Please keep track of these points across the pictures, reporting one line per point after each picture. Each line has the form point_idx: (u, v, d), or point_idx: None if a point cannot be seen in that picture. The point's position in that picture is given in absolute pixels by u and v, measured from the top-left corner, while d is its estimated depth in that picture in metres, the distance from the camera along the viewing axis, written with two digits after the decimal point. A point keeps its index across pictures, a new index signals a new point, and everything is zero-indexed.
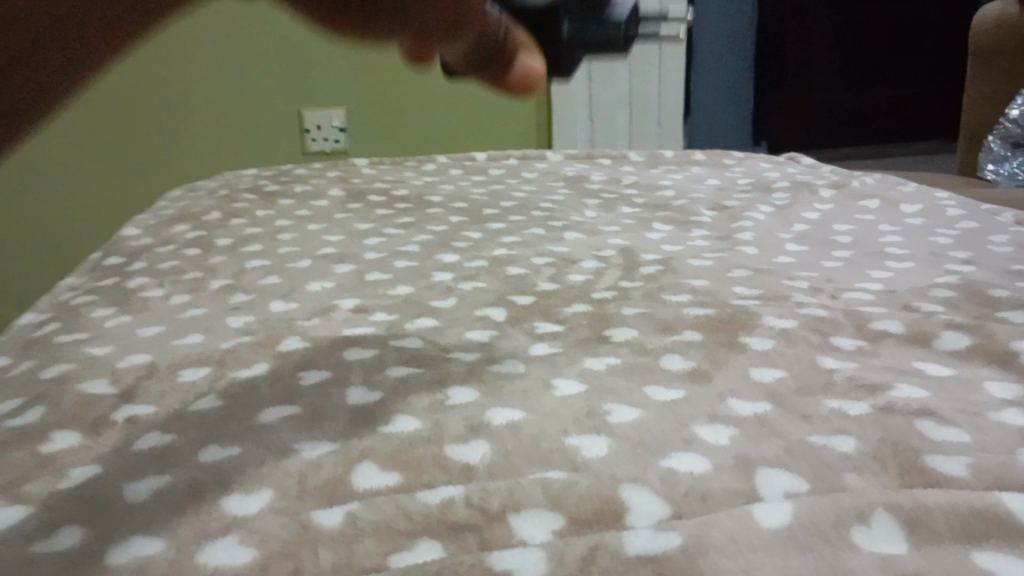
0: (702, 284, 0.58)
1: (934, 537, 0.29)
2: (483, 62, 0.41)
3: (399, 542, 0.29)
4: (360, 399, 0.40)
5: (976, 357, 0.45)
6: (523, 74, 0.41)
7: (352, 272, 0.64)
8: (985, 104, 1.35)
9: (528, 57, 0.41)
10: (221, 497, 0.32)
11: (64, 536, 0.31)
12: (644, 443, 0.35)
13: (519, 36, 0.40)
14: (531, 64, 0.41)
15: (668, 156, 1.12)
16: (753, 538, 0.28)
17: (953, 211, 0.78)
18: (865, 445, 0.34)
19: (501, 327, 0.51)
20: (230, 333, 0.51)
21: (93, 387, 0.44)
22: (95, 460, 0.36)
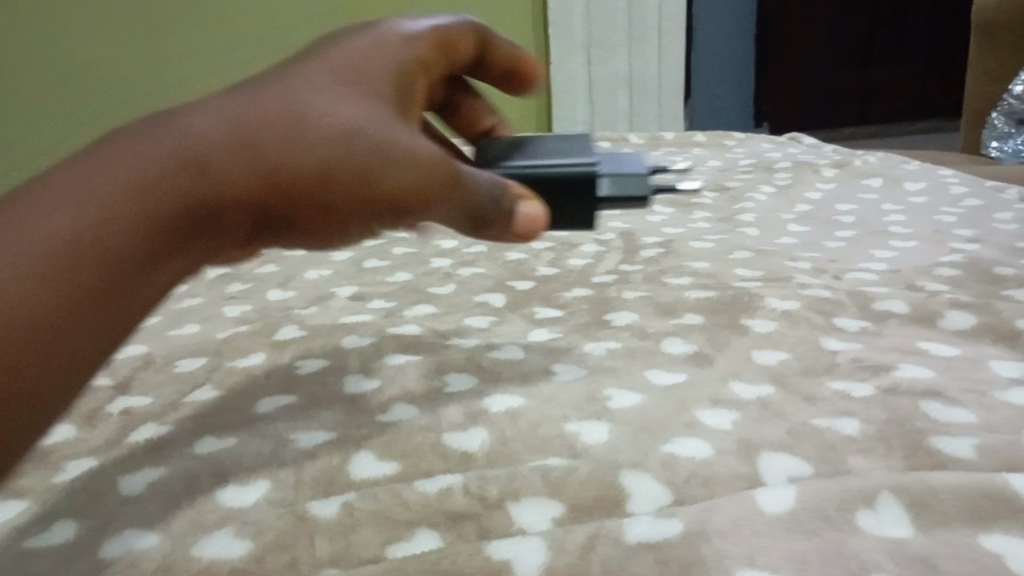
0: (704, 266, 0.57)
1: (941, 520, 0.28)
2: (484, 224, 0.37)
3: (397, 532, 0.29)
4: (357, 387, 0.40)
5: (982, 336, 0.44)
6: (528, 224, 0.37)
7: (349, 260, 0.63)
8: (987, 81, 1.34)
9: (526, 206, 0.37)
10: (217, 489, 0.32)
11: (58, 532, 0.30)
12: (645, 428, 0.34)
13: (508, 192, 0.37)
14: (532, 212, 0.37)
15: (668, 138, 1.11)
16: (757, 523, 0.28)
17: (957, 188, 0.77)
18: (869, 426, 0.34)
19: (500, 313, 0.50)
20: (227, 322, 0.51)
21: (88, 379, 0.44)
22: (91, 453, 0.36)
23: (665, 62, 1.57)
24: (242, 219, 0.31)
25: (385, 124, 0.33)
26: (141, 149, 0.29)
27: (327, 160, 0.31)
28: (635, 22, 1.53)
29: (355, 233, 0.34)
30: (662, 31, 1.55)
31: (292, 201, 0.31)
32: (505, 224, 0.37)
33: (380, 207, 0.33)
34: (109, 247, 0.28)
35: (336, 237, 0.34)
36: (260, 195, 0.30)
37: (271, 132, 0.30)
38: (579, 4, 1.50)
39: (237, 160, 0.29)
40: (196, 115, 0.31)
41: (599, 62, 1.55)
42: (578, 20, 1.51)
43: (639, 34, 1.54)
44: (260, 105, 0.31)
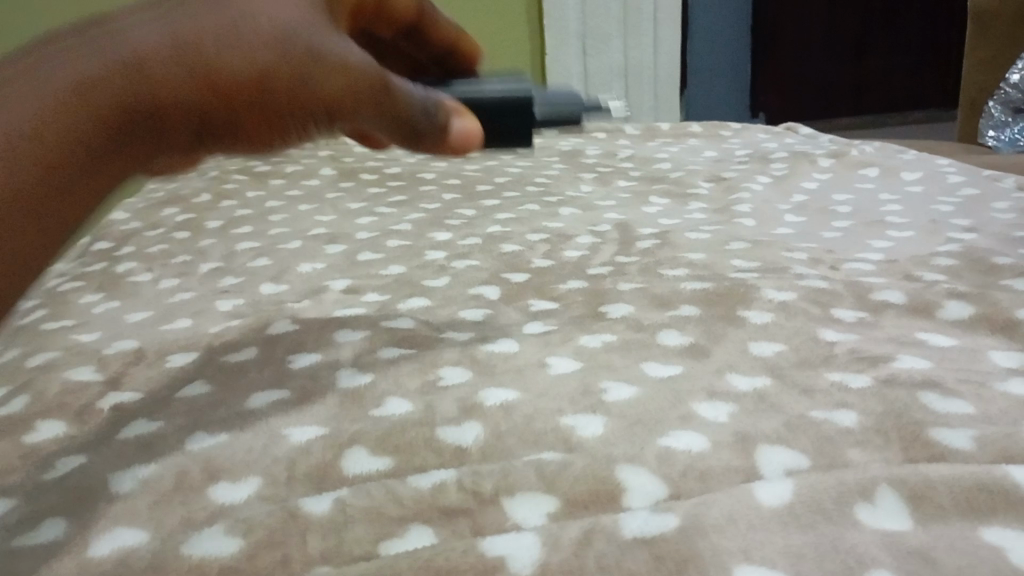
0: (700, 257, 0.57)
1: (939, 513, 0.28)
2: (419, 136, 0.40)
3: (390, 529, 0.28)
4: (350, 381, 0.39)
5: (979, 326, 0.44)
6: (463, 137, 0.40)
7: (343, 253, 0.63)
8: (983, 69, 1.33)
9: (460, 120, 0.40)
10: (207, 486, 0.31)
11: (47, 530, 0.30)
12: (640, 421, 0.34)
13: (444, 105, 0.40)
14: (465, 125, 0.40)
15: (664, 128, 1.11)
16: (754, 517, 0.28)
17: (954, 178, 0.77)
18: (867, 419, 0.34)
19: (495, 305, 0.50)
20: (219, 316, 0.51)
21: (79, 374, 0.43)
22: (81, 449, 0.36)
23: (661, 50, 1.56)
24: (185, 125, 0.32)
25: (321, 31, 0.34)
26: (97, 42, 0.30)
27: (264, 66, 0.32)
28: (630, 12, 1.52)
29: (303, 135, 0.36)
30: (658, 20, 1.53)
31: (234, 108, 0.32)
32: (439, 136, 0.40)
33: (323, 113, 0.35)
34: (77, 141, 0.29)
35: (281, 141, 0.36)
36: (199, 100, 0.31)
37: (204, 36, 0.31)
38: None
39: (180, 65, 0.31)
40: (142, 16, 0.31)
41: (594, 53, 1.54)
42: (572, 11, 1.51)
43: (634, 24, 1.53)
44: (200, 9, 0.32)
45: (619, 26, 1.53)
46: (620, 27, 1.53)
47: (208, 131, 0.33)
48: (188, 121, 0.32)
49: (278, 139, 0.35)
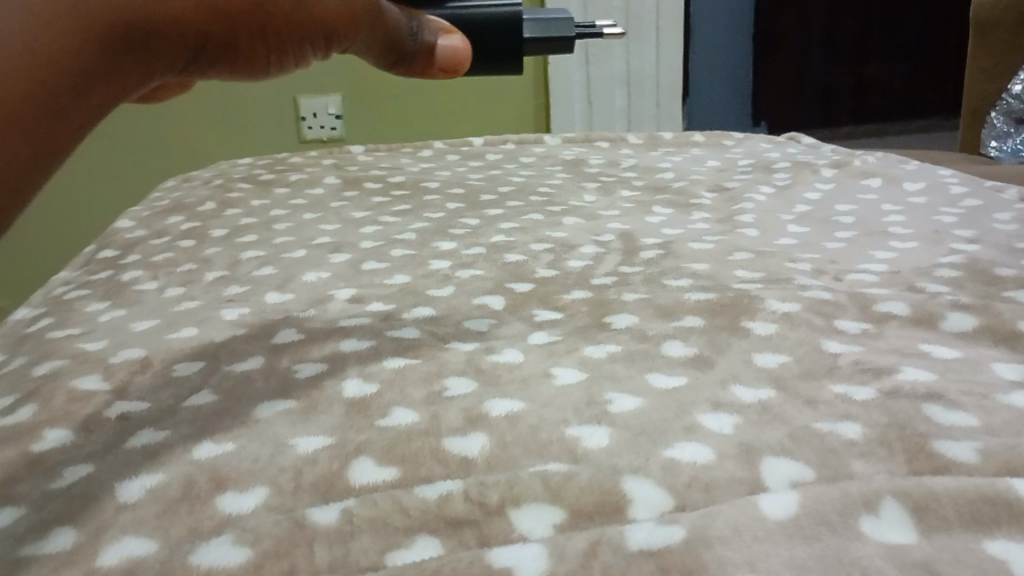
0: (703, 267, 0.57)
1: (943, 525, 0.28)
2: (404, 58, 0.41)
3: (396, 539, 0.28)
4: (356, 391, 0.39)
5: (982, 338, 0.44)
6: (449, 56, 0.43)
7: (348, 261, 0.63)
8: (982, 80, 1.34)
9: (450, 38, 0.43)
10: (215, 495, 0.31)
11: (55, 538, 0.30)
12: (644, 432, 0.34)
13: (428, 27, 0.42)
14: (455, 43, 0.43)
15: (667, 138, 1.11)
16: (758, 528, 0.28)
17: (957, 189, 0.77)
18: (871, 430, 0.34)
19: (499, 315, 0.50)
20: (224, 325, 0.51)
21: (85, 383, 0.44)
22: (87, 458, 0.36)
23: (663, 58, 1.56)
24: (180, 45, 0.30)
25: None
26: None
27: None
28: (633, 19, 1.53)
29: (291, 56, 0.35)
30: (659, 28, 1.54)
31: (231, 24, 0.31)
32: (426, 58, 0.42)
33: (311, 30, 0.34)
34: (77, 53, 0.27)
35: (271, 60, 0.34)
36: (195, 16, 0.30)
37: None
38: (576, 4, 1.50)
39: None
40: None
41: (597, 62, 1.54)
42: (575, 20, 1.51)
43: (636, 32, 1.53)
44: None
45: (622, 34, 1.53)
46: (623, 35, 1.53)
47: (201, 51, 0.31)
48: (183, 38, 0.30)
49: (267, 58, 0.34)
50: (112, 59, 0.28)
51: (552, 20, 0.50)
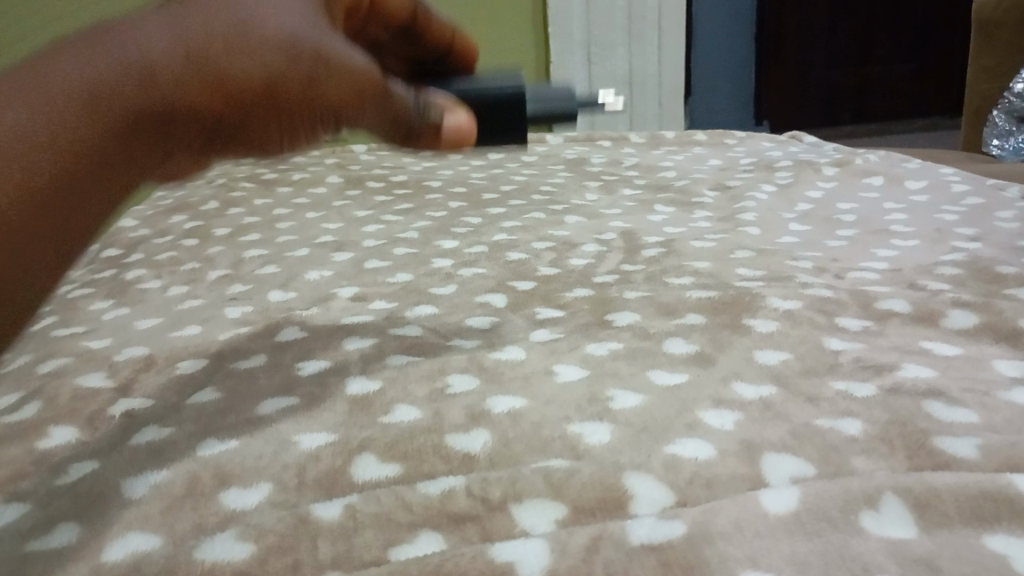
0: (705, 265, 0.57)
1: (943, 521, 0.28)
2: (411, 135, 0.41)
3: (399, 535, 0.29)
4: (359, 388, 0.40)
5: (984, 336, 0.44)
6: (455, 132, 0.42)
7: (350, 260, 0.63)
8: (984, 79, 1.34)
9: (454, 116, 0.42)
10: (219, 492, 0.32)
11: (60, 534, 0.30)
12: (646, 429, 0.34)
13: (435, 105, 0.41)
14: (459, 121, 0.42)
15: (669, 137, 1.11)
16: (759, 524, 0.28)
17: (958, 187, 0.77)
18: (872, 427, 0.34)
19: (502, 313, 0.50)
20: (227, 323, 0.51)
21: (89, 381, 0.44)
22: (93, 455, 0.36)
23: (666, 59, 1.54)
24: (193, 123, 0.34)
25: (323, 34, 0.36)
26: (113, 44, 0.32)
27: (271, 70, 0.34)
28: (636, 20, 1.51)
29: (302, 132, 0.38)
30: (662, 29, 1.52)
31: (241, 106, 0.34)
32: (432, 136, 0.41)
33: (321, 109, 0.37)
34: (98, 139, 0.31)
35: (283, 135, 0.37)
36: (208, 101, 0.33)
37: (217, 41, 0.32)
38: (578, 4, 1.49)
39: (192, 67, 0.32)
40: (151, 21, 0.33)
41: (601, 61, 1.54)
42: (577, 21, 1.50)
43: (638, 33, 1.52)
44: (205, 13, 0.33)
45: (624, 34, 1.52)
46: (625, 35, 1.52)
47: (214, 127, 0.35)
48: (196, 117, 0.34)
49: (280, 133, 0.37)
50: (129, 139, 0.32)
51: (557, 93, 0.48)
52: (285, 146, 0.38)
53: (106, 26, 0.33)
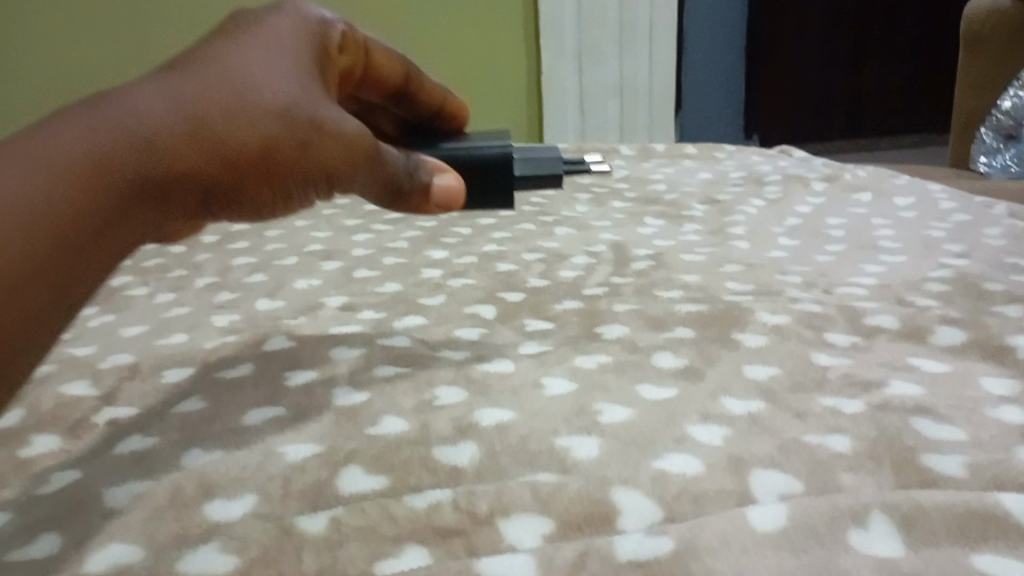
0: (694, 279, 0.57)
1: (930, 538, 0.28)
2: (401, 197, 0.43)
3: (385, 548, 0.28)
4: (346, 399, 0.39)
5: (972, 352, 0.44)
6: (444, 194, 0.44)
7: (339, 269, 0.63)
8: (971, 96, 1.35)
9: (443, 176, 0.45)
10: (203, 502, 0.31)
11: (40, 544, 0.30)
12: (635, 442, 0.34)
13: (424, 167, 0.44)
14: (449, 182, 0.45)
15: (659, 150, 1.11)
16: (747, 540, 0.28)
17: (946, 204, 0.77)
18: (860, 443, 0.34)
19: (491, 324, 0.50)
20: (214, 331, 0.51)
21: (73, 388, 0.43)
22: (75, 464, 0.36)
23: (656, 69, 1.54)
24: (194, 191, 0.33)
25: (316, 99, 0.37)
26: (112, 111, 0.31)
27: (268, 135, 0.34)
28: (628, 30, 1.51)
29: (295, 197, 0.38)
30: (653, 38, 1.52)
31: (240, 172, 0.34)
32: (422, 196, 0.44)
33: (315, 173, 0.37)
34: (100, 209, 0.30)
35: (277, 202, 0.37)
36: (209, 167, 0.33)
37: (217, 107, 0.33)
38: (570, 12, 1.47)
39: (194, 132, 0.32)
40: (147, 87, 0.32)
41: (590, 71, 1.52)
42: (568, 29, 1.49)
43: (630, 43, 1.52)
44: (203, 79, 0.33)
45: (616, 45, 1.51)
46: (616, 45, 1.51)
47: (213, 197, 0.34)
48: (196, 185, 0.33)
49: (275, 198, 0.37)
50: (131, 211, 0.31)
51: (545, 158, 0.51)
52: (274, 214, 0.38)
53: (100, 94, 0.32)
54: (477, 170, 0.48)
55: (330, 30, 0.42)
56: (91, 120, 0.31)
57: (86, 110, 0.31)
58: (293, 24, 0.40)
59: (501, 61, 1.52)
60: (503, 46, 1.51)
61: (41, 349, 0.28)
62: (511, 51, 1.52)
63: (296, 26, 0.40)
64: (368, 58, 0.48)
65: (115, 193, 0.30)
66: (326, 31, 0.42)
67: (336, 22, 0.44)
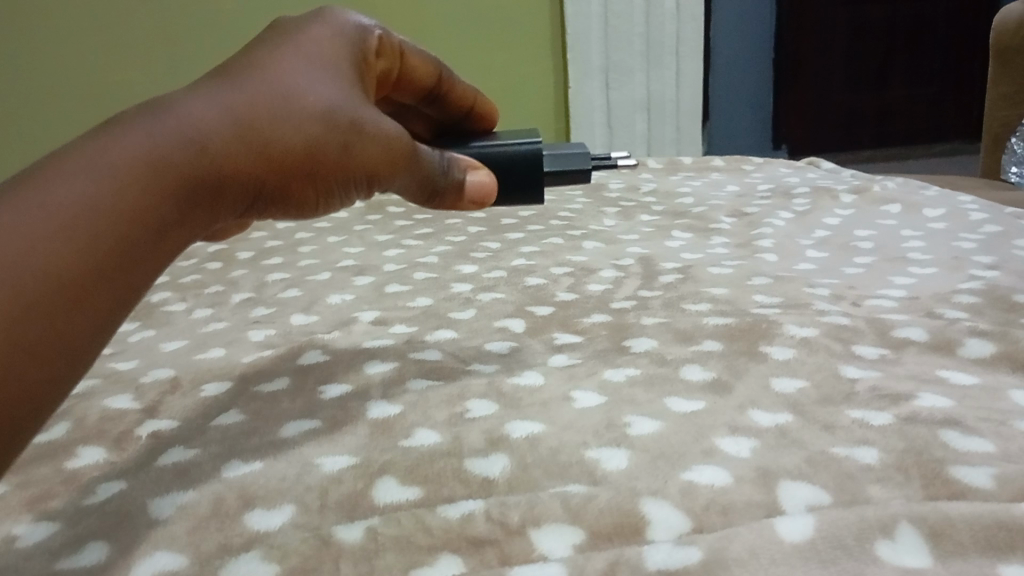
0: (722, 292, 0.58)
1: (957, 549, 0.29)
2: (435, 195, 0.45)
3: (420, 557, 0.29)
4: (380, 412, 0.40)
5: (1000, 365, 0.45)
6: (477, 189, 0.46)
7: (371, 284, 0.64)
8: (1003, 105, 1.33)
9: (476, 174, 0.46)
10: (243, 512, 0.32)
11: (89, 552, 0.31)
12: (663, 455, 0.35)
13: (457, 165, 0.46)
14: (481, 179, 0.46)
15: (686, 163, 1.12)
16: (775, 551, 0.28)
17: (976, 214, 0.77)
18: (888, 455, 0.34)
19: (520, 338, 0.51)
20: (251, 346, 0.52)
21: (116, 402, 0.45)
22: (121, 475, 0.37)
23: (683, 83, 1.54)
24: (241, 192, 0.34)
25: (357, 103, 0.38)
26: (166, 116, 0.32)
27: (313, 137, 0.36)
28: (653, 44, 1.51)
29: (335, 198, 0.39)
30: (680, 53, 1.53)
31: (286, 173, 0.35)
32: (456, 194, 0.45)
33: (354, 174, 0.38)
34: (155, 211, 0.31)
35: (319, 201, 0.38)
36: (257, 169, 0.34)
37: (263, 113, 0.34)
38: (597, 29, 1.48)
39: (242, 137, 0.33)
40: (198, 94, 0.34)
41: (617, 86, 1.52)
42: (596, 45, 1.49)
43: (656, 57, 1.52)
44: (252, 85, 0.35)
45: (642, 58, 1.51)
46: (642, 59, 1.51)
47: (260, 198, 0.35)
48: (248, 186, 0.34)
49: (318, 194, 0.38)
50: (182, 212, 0.32)
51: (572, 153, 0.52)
52: (316, 212, 0.39)
53: (153, 101, 0.33)
54: (508, 165, 0.49)
55: (368, 36, 0.44)
56: (145, 126, 0.32)
57: (140, 116, 0.32)
58: (331, 32, 0.41)
59: (528, 78, 1.53)
60: (527, 62, 1.52)
61: (103, 340, 0.29)
62: (537, 66, 1.53)
63: (333, 33, 0.41)
64: (403, 63, 0.49)
65: (169, 194, 0.31)
66: (364, 37, 0.43)
67: (373, 28, 0.45)
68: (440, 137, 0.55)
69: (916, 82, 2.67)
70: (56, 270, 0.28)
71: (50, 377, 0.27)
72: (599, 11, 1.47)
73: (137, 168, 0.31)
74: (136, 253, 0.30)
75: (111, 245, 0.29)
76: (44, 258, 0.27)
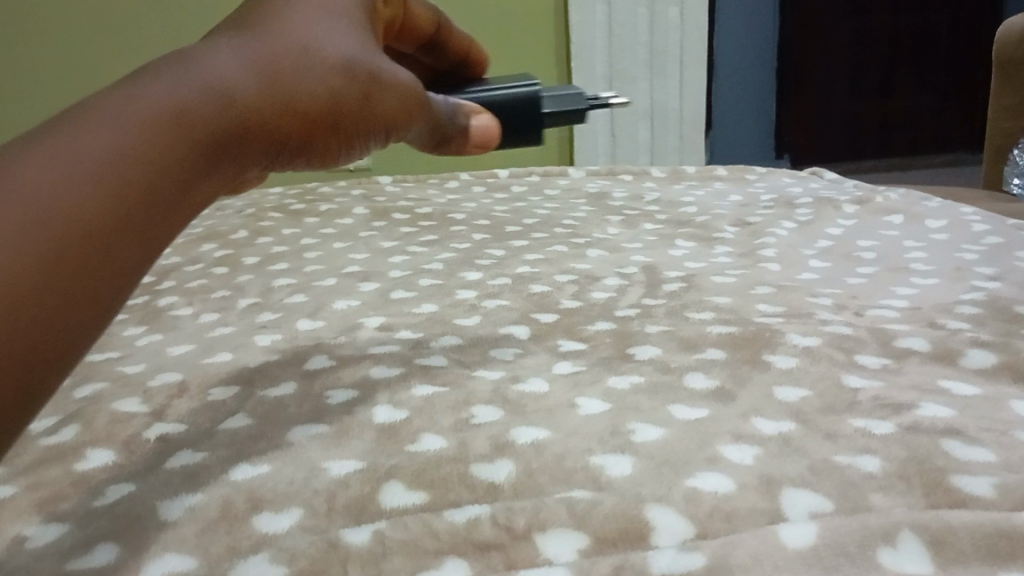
0: (725, 301, 0.58)
1: (960, 558, 0.29)
2: (444, 141, 0.48)
3: (426, 561, 0.29)
4: (387, 417, 0.41)
5: (1001, 375, 0.45)
6: (481, 133, 0.51)
7: (377, 290, 0.65)
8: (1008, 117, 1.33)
9: (480, 118, 0.51)
10: (252, 515, 0.33)
11: (100, 552, 0.31)
12: (668, 462, 0.35)
13: (461, 111, 0.49)
14: (486, 122, 0.51)
15: (690, 172, 1.12)
16: (778, 558, 0.29)
17: (978, 226, 0.77)
18: (890, 464, 0.34)
19: (525, 345, 0.51)
20: (257, 350, 0.52)
21: (126, 405, 0.45)
22: (130, 477, 0.37)
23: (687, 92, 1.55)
24: (267, 145, 0.35)
25: (371, 59, 0.39)
26: (193, 68, 0.33)
27: (333, 89, 0.37)
28: (657, 53, 1.51)
29: (351, 152, 0.40)
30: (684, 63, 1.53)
31: (310, 127, 0.36)
32: (462, 138, 0.49)
33: (369, 130, 0.40)
34: (187, 157, 0.31)
35: (336, 156, 0.39)
36: (282, 121, 0.35)
37: (287, 65, 0.35)
38: (601, 37, 1.49)
39: (267, 88, 0.34)
40: (222, 47, 0.34)
41: (621, 95, 1.53)
42: (600, 54, 1.50)
43: (661, 66, 1.52)
44: (273, 38, 0.35)
45: (646, 67, 1.52)
46: (647, 68, 1.52)
47: (284, 151, 0.36)
48: (273, 140, 0.35)
49: (336, 149, 0.39)
50: (211, 161, 0.32)
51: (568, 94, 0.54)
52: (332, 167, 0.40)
53: (177, 54, 0.34)
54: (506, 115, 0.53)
55: None
56: (172, 77, 0.32)
57: (167, 68, 0.33)
58: None
59: None
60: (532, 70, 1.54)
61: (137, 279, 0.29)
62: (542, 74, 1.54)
63: None
64: (407, 11, 0.49)
65: (199, 143, 0.31)
66: None
67: None
68: (438, 84, 0.57)
69: (919, 93, 2.68)
70: (95, 206, 0.27)
71: (90, 307, 0.27)
72: (603, 20, 1.48)
73: (168, 114, 0.31)
74: (168, 200, 0.30)
75: (145, 185, 0.29)
76: (85, 192, 0.27)
